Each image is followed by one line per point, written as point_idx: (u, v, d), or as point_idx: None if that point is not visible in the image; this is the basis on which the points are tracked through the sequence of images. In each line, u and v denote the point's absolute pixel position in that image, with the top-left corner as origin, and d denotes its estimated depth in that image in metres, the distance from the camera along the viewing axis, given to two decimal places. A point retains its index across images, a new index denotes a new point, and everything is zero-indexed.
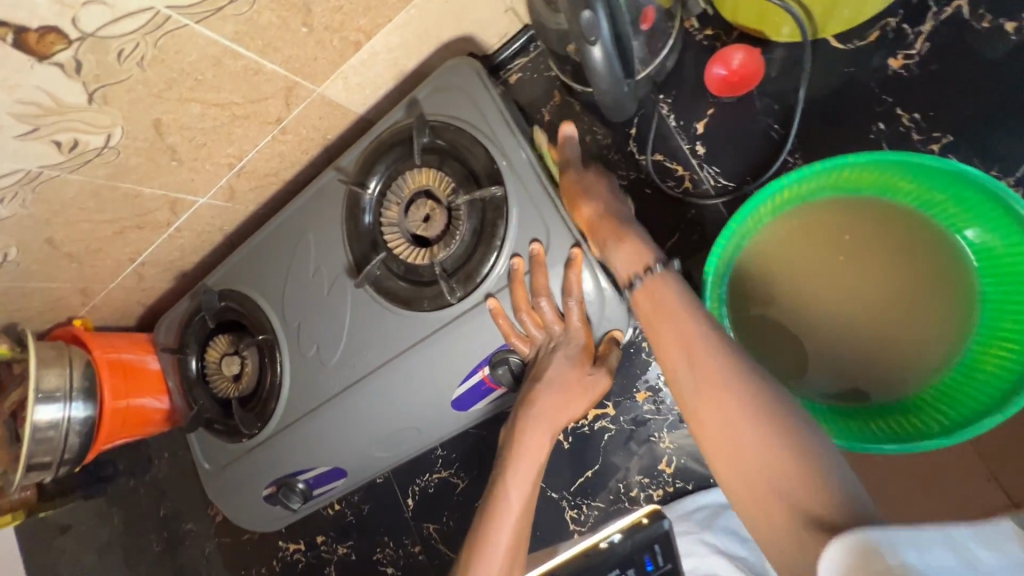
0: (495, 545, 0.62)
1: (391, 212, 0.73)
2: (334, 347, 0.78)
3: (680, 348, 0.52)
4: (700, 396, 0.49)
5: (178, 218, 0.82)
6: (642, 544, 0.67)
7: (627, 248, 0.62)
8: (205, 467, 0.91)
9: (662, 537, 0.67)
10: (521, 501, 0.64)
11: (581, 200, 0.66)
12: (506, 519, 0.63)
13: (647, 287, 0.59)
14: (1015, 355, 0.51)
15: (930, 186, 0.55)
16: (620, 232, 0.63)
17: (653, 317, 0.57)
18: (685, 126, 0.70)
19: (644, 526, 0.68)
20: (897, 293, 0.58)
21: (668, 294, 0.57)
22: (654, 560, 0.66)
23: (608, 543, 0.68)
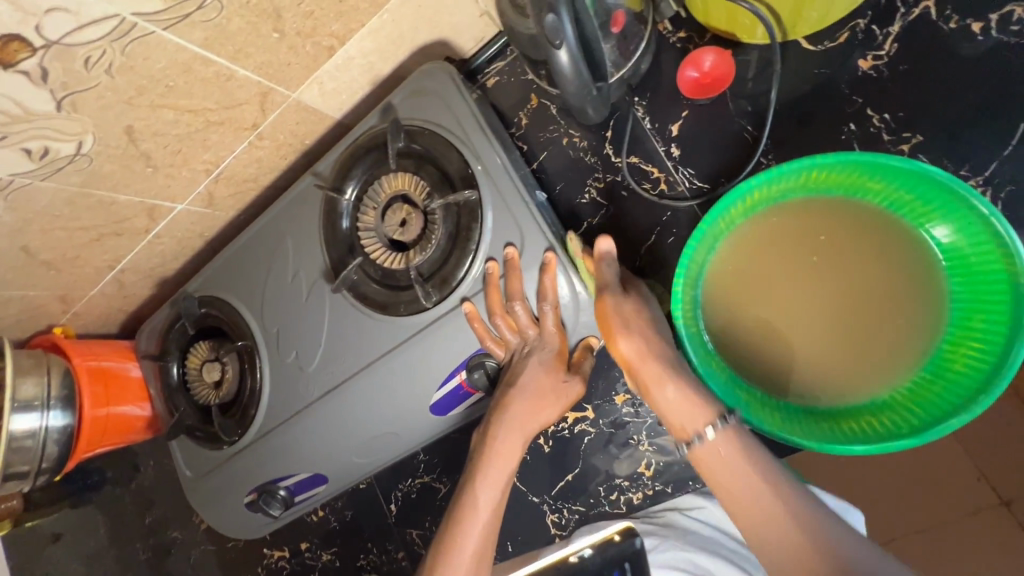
0: (466, 547, 0.62)
1: (368, 216, 0.73)
2: (313, 353, 0.78)
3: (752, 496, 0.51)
4: (788, 568, 0.50)
5: (156, 224, 0.82)
6: (612, 560, 0.66)
7: (678, 400, 0.56)
8: (186, 474, 0.91)
9: (633, 555, 0.66)
10: (492, 505, 0.64)
11: (620, 332, 0.59)
12: (477, 522, 0.63)
13: (710, 449, 0.54)
14: (982, 355, 0.51)
15: (898, 186, 0.55)
16: (668, 377, 0.57)
17: (721, 476, 0.53)
18: (660, 128, 0.70)
19: (617, 542, 0.67)
20: (869, 293, 0.58)
21: (731, 451, 0.53)
22: None
23: (576, 557, 0.67)
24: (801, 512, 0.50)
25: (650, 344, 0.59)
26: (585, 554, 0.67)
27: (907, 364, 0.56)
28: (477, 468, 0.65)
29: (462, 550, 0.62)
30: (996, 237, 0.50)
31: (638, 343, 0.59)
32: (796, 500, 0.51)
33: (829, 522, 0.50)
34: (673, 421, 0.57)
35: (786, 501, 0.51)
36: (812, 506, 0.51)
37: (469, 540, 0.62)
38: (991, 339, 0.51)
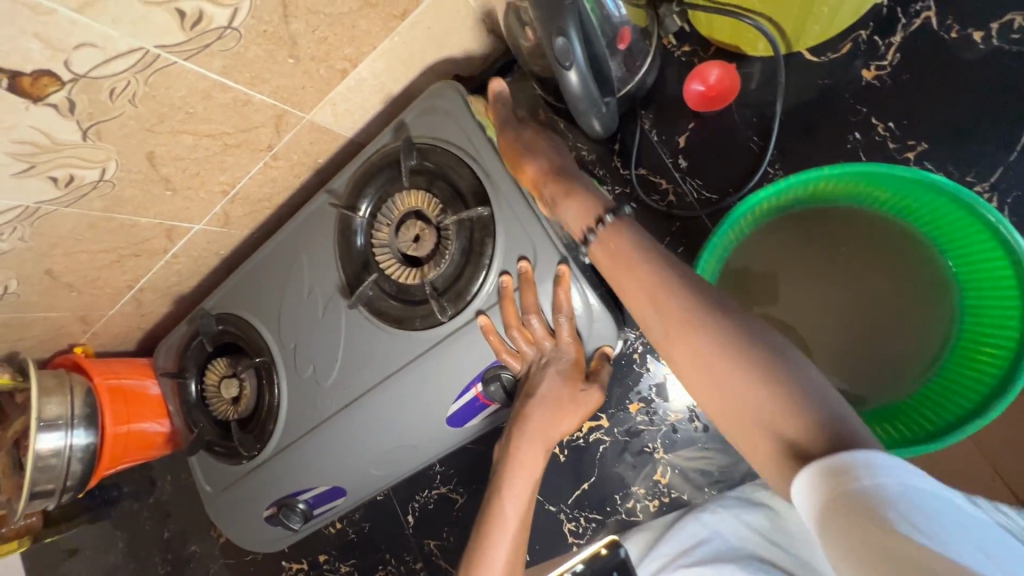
0: (493, 560, 0.63)
1: (382, 233, 0.75)
2: (330, 367, 0.79)
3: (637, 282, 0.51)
4: (670, 337, 0.48)
5: (174, 244, 0.84)
6: (601, 571, 0.73)
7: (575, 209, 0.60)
8: (206, 489, 0.92)
9: (620, 564, 0.72)
10: (516, 519, 0.64)
11: (525, 160, 0.66)
12: (503, 535, 0.64)
13: (602, 242, 0.56)
14: (996, 357, 0.51)
15: (902, 194, 0.56)
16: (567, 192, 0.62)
17: (612, 264, 0.54)
18: (667, 140, 0.72)
19: (603, 555, 0.73)
20: (878, 298, 0.59)
21: (622, 241, 0.55)
22: None
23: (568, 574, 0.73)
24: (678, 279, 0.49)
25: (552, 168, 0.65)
26: (577, 569, 0.74)
27: (919, 368, 0.57)
28: (501, 481, 0.66)
29: (488, 563, 0.63)
30: (1001, 242, 0.50)
31: (543, 168, 0.65)
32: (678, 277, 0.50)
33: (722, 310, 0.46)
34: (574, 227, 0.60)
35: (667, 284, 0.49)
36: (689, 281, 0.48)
37: (495, 553, 0.63)
38: (1003, 340, 0.51)
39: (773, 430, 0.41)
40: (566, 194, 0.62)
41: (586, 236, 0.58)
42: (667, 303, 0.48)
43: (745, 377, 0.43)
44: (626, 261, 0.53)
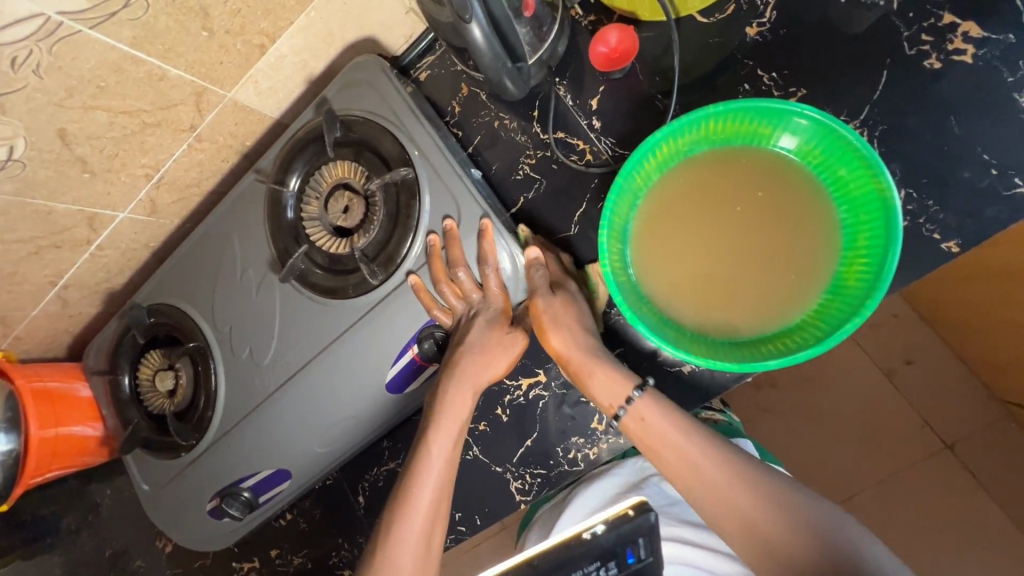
0: (421, 497, 0.67)
1: (311, 207, 0.76)
2: (266, 346, 0.79)
3: (680, 458, 0.64)
4: (712, 494, 0.62)
5: (98, 235, 0.82)
6: (626, 536, 0.65)
7: (604, 382, 0.68)
8: (144, 488, 0.89)
9: (648, 530, 0.65)
10: (444, 460, 0.69)
11: (551, 330, 0.70)
12: (431, 476, 0.68)
13: (632, 415, 0.66)
14: (870, 268, 0.56)
15: (786, 129, 0.60)
16: (594, 365, 0.68)
17: (648, 440, 0.65)
18: (581, 104, 0.76)
19: (631, 518, 0.66)
20: (776, 228, 0.62)
21: (652, 416, 0.65)
22: (636, 553, 0.65)
23: (590, 534, 0.65)
24: (710, 451, 0.64)
25: (576, 337, 0.70)
26: (599, 531, 0.65)
27: (813, 289, 0.60)
28: (430, 427, 0.70)
29: (416, 501, 0.68)
30: (863, 160, 0.55)
31: (568, 339, 0.69)
32: (711, 452, 0.64)
33: (757, 476, 0.62)
34: (602, 399, 0.68)
35: (705, 455, 0.63)
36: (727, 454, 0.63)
37: (423, 494, 0.68)
38: (874, 255, 0.56)
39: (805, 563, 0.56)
40: (592, 373, 0.68)
41: (618, 410, 0.67)
42: (712, 479, 0.62)
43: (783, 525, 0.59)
44: (659, 434, 0.65)
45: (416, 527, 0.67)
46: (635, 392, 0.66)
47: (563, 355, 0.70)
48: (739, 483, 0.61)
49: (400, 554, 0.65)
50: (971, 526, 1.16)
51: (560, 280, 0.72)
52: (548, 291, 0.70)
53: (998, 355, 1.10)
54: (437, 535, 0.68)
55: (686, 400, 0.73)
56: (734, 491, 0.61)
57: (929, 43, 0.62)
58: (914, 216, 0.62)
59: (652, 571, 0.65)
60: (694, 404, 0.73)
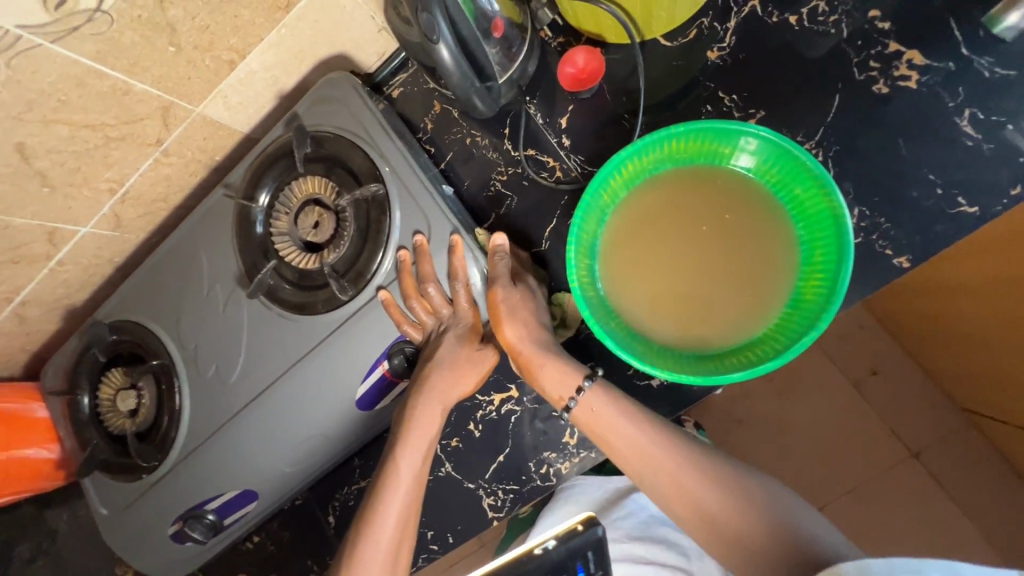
0: (388, 514, 0.68)
1: (281, 221, 0.75)
2: (233, 363, 0.78)
3: (630, 443, 0.64)
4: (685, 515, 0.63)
5: (59, 250, 0.80)
6: (576, 551, 0.64)
7: (554, 374, 0.68)
8: (102, 512, 0.85)
9: (596, 543, 0.65)
10: (412, 476, 0.69)
11: (505, 321, 0.69)
12: (398, 494, 0.69)
13: (583, 406, 0.66)
14: (826, 283, 0.58)
15: (745, 148, 0.62)
16: (545, 357, 0.68)
17: (598, 430, 0.66)
18: (551, 122, 0.78)
19: (579, 532, 0.65)
20: (738, 245, 0.63)
21: (602, 408, 0.66)
22: (587, 568, 0.65)
23: (540, 549, 0.64)
24: (661, 436, 0.64)
25: (529, 330, 0.70)
26: (550, 546, 0.64)
27: (774, 303, 0.62)
28: (399, 444, 0.70)
29: (383, 519, 0.68)
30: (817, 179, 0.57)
31: (522, 332, 0.69)
32: (660, 434, 0.64)
33: (708, 461, 0.63)
34: (552, 392, 0.69)
35: (656, 440, 0.64)
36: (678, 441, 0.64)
37: (389, 512, 0.68)
38: (829, 270, 0.58)
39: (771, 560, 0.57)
40: (544, 365, 0.68)
41: (569, 402, 0.67)
42: (665, 465, 0.63)
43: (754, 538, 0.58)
44: (610, 422, 0.65)
45: (381, 545, 0.66)
46: (586, 381, 0.66)
47: (515, 347, 0.70)
48: (690, 467, 0.63)
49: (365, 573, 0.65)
50: (935, 531, 1.20)
51: (518, 274, 0.73)
52: (507, 282, 0.70)
53: (952, 365, 1.14)
54: (403, 551, 0.69)
55: (655, 412, 0.74)
56: (688, 480, 0.62)
57: (877, 69, 0.65)
58: (868, 232, 0.65)
59: None
60: (663, 416, 0.74)
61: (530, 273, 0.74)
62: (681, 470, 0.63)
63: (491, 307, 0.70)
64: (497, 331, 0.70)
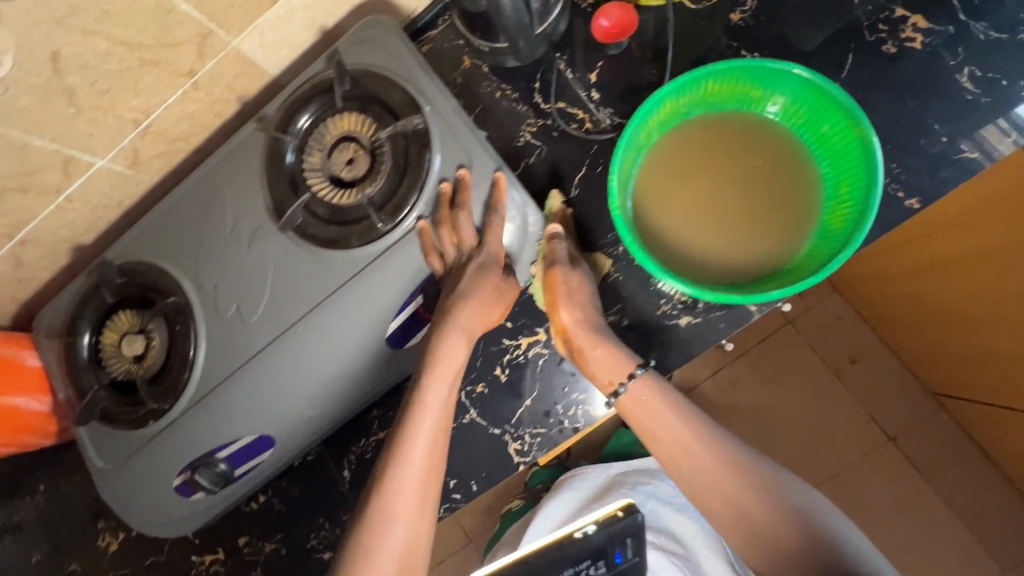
0: (414, 446, 0.70)
1: (313, 157, 0.75)
2: (257, 301, 0.75)
3: (675, 437, 0.71)
4: (717, 492, 0.69)
5: (71, 183, 0.77)
6: (616, 535, 0.67)
7: (605, 360, 0.72)
8: (98, 465, 0.80)
9: (635, 529, 0.68)
10: (440, 405, 0.71)
11: (562, 304, 0.73)
12: (423, 425, 0.70)
13: (631, 394, 0.72)
14: (853, 210, 0.61)
15: (774, 91, 0.66)
16: (600, 341, 0.72)
17: (644, 419, 0.73)
18: (581, 77, 0.82)
19: (620, 518, 0.68)
20: (766, 182, 0.67)
21: (650, 396, 0.72)
22: (623, 552, 0.68)
23: (581, 534, 0.67)
24: (704, 433, 0.71)
25: (586, 315, 0.73)
26: (590, 531, 0.67)
27: (802, 234, 0.66)
28: (424, 378, 0.72)
29: (410, 448, 0.70)
30: (846, 112, 0.60)
31: (577, 316, 0.73)
32: (702, 431, 0.71)
33: (745, 459, 0.69)
34: (602, 377, 0.73)
35: (698, 438, 0.71)
36: (720, 440, 0.71)
37: (415, 443, 0.70)
38: (856, 197, 0.61)
39: (799, 548, 0.64)
40: (599, 350, 0.72)
41: (617, 387, 0.72)
42: (708, 462, 0.69)
43: (781, 528, 0.65)
44: (657, 410, 0.72)
45: (411, 471, 0.69)
46: (638, 369, 0.72)
47: (569, 332, 0.73)
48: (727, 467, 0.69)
49: (393, 499, 0.68)
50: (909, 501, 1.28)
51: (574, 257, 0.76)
52: (565, 265, 0.73)
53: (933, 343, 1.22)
54: (433, 483, 0.71)
55: (685, 351, 0.76)
56: (725, 476, 0.68)
57: (886, 32, 0.72)
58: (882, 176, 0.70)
59: (636, 568, 0.70)
60: (692, 353, 0.76)
61: (582, 257, 0.77)
62: (720, 469, 0.69)
63: (550, 287, 0.73)
64: (554, 313, 0.74)
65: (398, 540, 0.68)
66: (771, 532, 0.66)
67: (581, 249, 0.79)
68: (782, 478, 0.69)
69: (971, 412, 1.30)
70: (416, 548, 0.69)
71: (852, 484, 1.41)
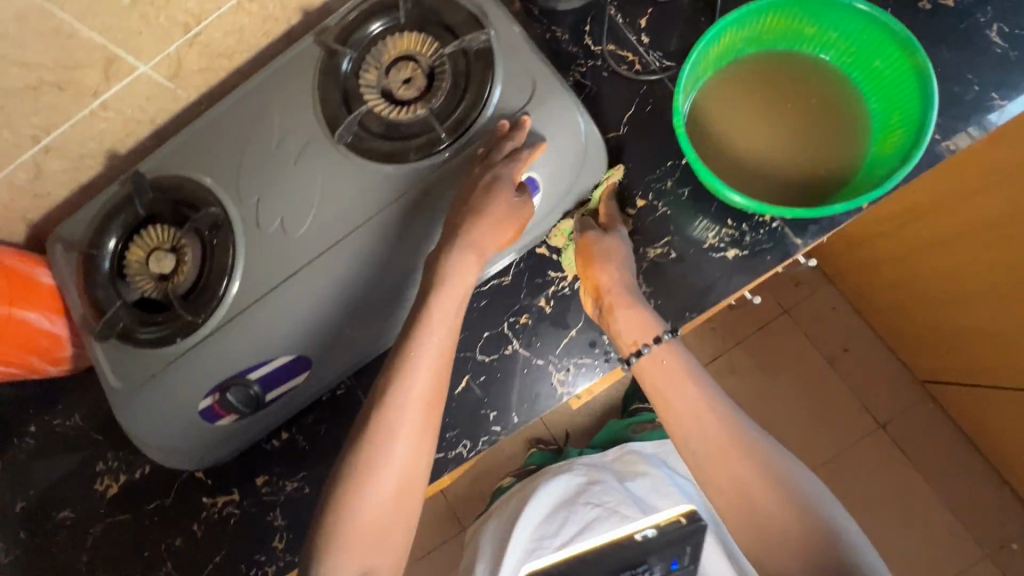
0: (416, 376, 0.68)
1: (369, 75, 0.74)
2: (302, 217, 0.73)
3: (686, 403, 0.71)
4: (720, 462, 0.67)
5: (109, 87, 0.74)
6: (674, 540, 0.91)
7: (630, 320, 0.73)
8: (113, 385, 0.75)
9: (694, 542, 0.91)
10: (445, 333, 0.70)
11: (596, 263, 0.75)
12: (428, 352, 0.69)
13: (652, 355, 0.73)
14: (905, 136, 0.64)
15: (827, 29, 0.69)
16: (628, 301, 0.74)
17: (659, 380, 0.73)
18: (631, 22, 0.84)
19: (685, 523, 0.93)
20: (817, 116, 0.71)
21: (670, 361, 0.73)
22: (679, 560, 0.90)
23: (642, 536, 0.93)
24: (715, 404, 0.71)
25: (618, 277, 0.75)
26: (648, 534, 0.93)
27: (852, 163, 0.69)
28: (430, 310, 0.69)
29: (413, 378, 0.68)
30: (902, 42, 0.63)
31: (609, 277, 0.74)
32: (715, 402, 0.71)
33: (751, 437, 0.69)
34: (626, 335, 0.73)
35: (709, 408, 0.70)
36: (727, 412, 0.70)
37: (418, 371, 0.68)
38: (909, 124, 0.64)
39: (795, 526, 0.62)
40: (628, 309, 0.73)
41: (641, 346, 0.73)
42: (715, 432, 0.69)
43: (780, 505, 0.64)
44: (675, 375, 0.72)
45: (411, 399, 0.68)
46: (665, 332, 0.73)
47: (600, 290, 0.74)
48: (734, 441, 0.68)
49: (395, 426, 0.67)
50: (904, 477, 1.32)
51: (612, 221, 0.78)
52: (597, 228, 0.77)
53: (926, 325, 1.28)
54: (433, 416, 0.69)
55: (734, 280, 0.76)
56: (731, 449, 0.67)
57: None
58: None
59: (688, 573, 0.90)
60: (740, 283, 0.76)
61: (621, 220, 0.79)
62: (727, 442, 0.68)
63: (583, 249, 0.76)
64: (588, 273, 0.75)
65: (394, 476, 0.67)
66: (776, 489, 0.65)
67: (629, 184, 0.80)
68: (784, 460, 0.68)
69: (958, 397, 1.36)
70: (412, 477, 0.68)
71: (847, 465, 1.45)
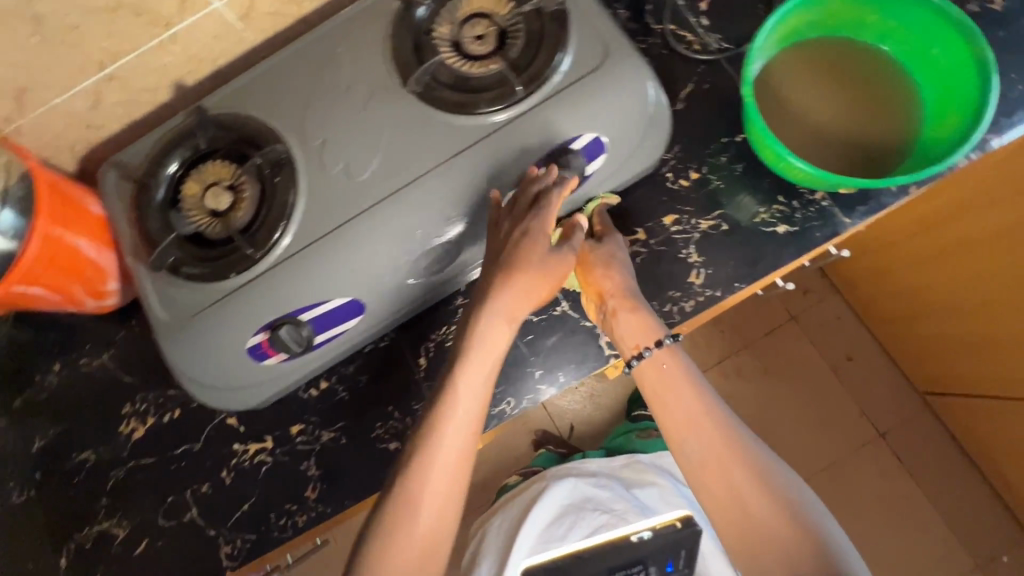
0: (462, 389, 0.70)
1: (443, 29, 0.76)
2: (368, 160, 0.73)
3: (684, 411, 0.75)
4: (715, 465, 0.72)
5: (181, 20, 0.74)
6: (671, 543, 0.91)
7: (631, 322, 0.76)
8: (160, 318, 0.74)
9: (688, 543, 0.91)
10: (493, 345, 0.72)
11: (594, 270, 0.77)
12: (476, 365, 0.71)
13: (653, 359, 0.76)
14: (958, 121, 0.69)
15: (888, 18, 0.73)
16: (627, 302, 0.76)
17: (660, 387, 0.76)
18: (691, 5, 0.87)
19: (680, 526, 0.92)
20: (871, 100, 0.75)
21: (673, 372, 0.77)
22: (673, 561, 0.91)
23: (638, 537, 0.92)
24: (712, 412, 0.75)
25: (616, 283, 0.77)
26: (646, 535, 0.92)
27: (903, 146, 0.73)
28: (484, 320, 0.72)
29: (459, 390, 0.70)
30: (962, 31, 0.68)
31: (609, 282, 0.77)
32: (713, 411, 0.75)
33: (745, 444, 0.73)
34: (629, 339, 0.76)
35: (707, 417, 0.74)
36: (723, 421, 0.74)
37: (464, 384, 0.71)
38: (963, 109, 0.69)
39: (783, 528, 0.68)
40: (630, 312, 0.76)
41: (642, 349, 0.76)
42: (712, 438, 0.73)
43: (768, 507, 0.69)
44: (674, 381, 0.76)
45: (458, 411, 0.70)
46: (665, 336, 0.76)
47: (602, 295, 0.77)
48: (728, 449, 0.73)
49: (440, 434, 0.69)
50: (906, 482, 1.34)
51: (605, 230, 0.80)
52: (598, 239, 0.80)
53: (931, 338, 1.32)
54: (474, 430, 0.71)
55: (782, 254, 0.79)
56: (726, 457, 0.72)
57: None
58: None
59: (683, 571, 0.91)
60: (789, 258, 0.79)
61: (615, 230, 0.81)
62: (723, 451, 0.72)
63: (580, 258, 0.79)
64: (589, 281, 0.78)
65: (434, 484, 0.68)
66: (767, 491, 0.70)
67: (684, 156, 0.83)
68: (773, 466, 0.73)
69: (958, 408, 1.38)
70: (451, 486, 0.70)
71: (848, 469, 1.47)
